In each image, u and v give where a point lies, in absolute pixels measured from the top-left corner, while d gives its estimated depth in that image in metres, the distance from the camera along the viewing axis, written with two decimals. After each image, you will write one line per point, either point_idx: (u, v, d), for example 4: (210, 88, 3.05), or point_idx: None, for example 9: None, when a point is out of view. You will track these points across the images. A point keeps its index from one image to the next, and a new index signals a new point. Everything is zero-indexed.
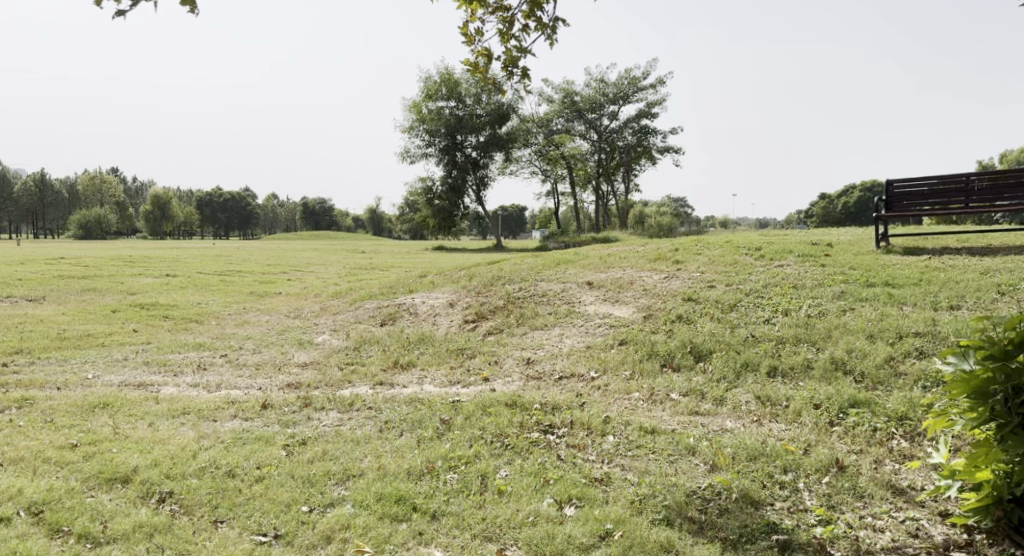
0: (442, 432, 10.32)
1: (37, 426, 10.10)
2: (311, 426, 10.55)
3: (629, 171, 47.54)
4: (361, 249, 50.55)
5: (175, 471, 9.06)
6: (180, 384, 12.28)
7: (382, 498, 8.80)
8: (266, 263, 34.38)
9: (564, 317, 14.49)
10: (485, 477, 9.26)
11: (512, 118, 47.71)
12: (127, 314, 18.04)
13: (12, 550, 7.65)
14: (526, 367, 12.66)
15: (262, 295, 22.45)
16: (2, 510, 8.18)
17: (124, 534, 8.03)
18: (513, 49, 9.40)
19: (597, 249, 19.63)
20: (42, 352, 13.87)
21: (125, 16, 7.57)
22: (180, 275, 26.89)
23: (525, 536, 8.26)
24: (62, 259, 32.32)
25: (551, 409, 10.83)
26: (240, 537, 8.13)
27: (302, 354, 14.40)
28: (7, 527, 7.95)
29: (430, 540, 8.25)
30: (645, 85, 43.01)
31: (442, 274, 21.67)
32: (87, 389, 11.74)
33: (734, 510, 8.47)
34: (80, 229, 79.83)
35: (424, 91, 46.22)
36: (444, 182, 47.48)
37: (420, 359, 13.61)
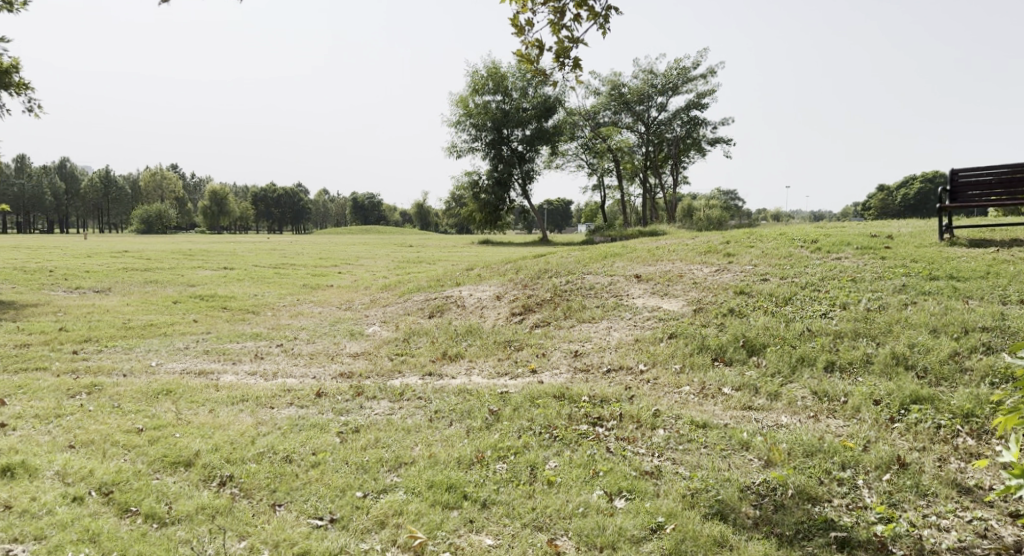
0: (491, 422, 10.36)
1: (105, 410, 10.41)
2: (363, 414, 10.68)
3: (677, 164, 46.84)
4: (411, 245, 47.81)
5: (234, 455, 9.26)
6: (238, 372, 12.53)
7: (433, 485, 8.88)
8: (319, 257, 34.69)
9: (612, 311, 14.40)
10: (535, 468, 9.27)
11: (558, 112, 47.39)
12: (187, 305, 18.50)
13: (85, 528, 7.91)
14: (574, 360, 12.63)
15: (314, 288, 22.77)
16: (75, 490, 8.45)
17: (188, 515, 8.24)
18: (565, 39, 9.31)
19: (645, 242, 19.47)
20: (108, 340, 14.27)
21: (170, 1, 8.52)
22: (237, 267, 27.37)
23: (576, 527, 8.27)
24: (127, 252, 33.28)
25: (600, 402, 10.79)
26: (298, 520, 8.30)
27: (354, 345, 14.58)
28: (80, 506, 8.22)
29: (481, 528, 8.33)
30: (695, 75, 42.25)
31: (490, 267, 21.71)
32: (151, 376, 12.07)
33: (790, 505, 8.37)
34: (142, 223, 81.71)
35: (471, 86, 46.34)
36: (490, 176, 47.59)
37: (468, 351, 13.68)
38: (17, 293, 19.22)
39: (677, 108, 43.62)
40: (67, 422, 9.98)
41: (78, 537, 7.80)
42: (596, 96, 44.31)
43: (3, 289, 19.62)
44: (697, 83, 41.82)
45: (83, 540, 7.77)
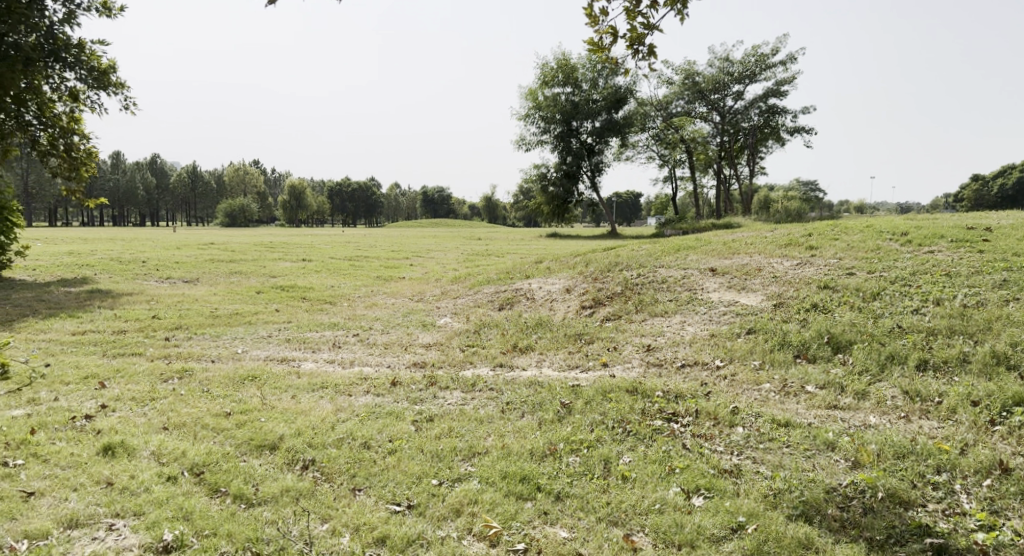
0: (563, 415, 10.27)
1: (195, 395, 10.72)
2: (437, 404, 10.73)
3: (754, 154, 45.57)
4: (485, 245, 40.05)
5: (316, 440, 9.42)
6: (317, 360, 12.79)
7: (507, 476, 8.86)
8: (392, 250, 35.18)
9: (686, 305, 14.12)
10: (608, 462, 9.15)
11: (629, 102, 46.74)
12: (269, 294, 18.98)
13: (179, 506, 8.15)
14: (646, 354, 12.43)
15: (388, 280, 23.05)
16: (169, 469, 8.72)
17: (273, 497, 8.42)
18: (639, 27, 8.89)
19: (721, 235, 19.05)
20: (197, 328, 14.73)
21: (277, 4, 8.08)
22: (315, 259, 27.98)
23: (653, 523, 8.18)
24: (214, 244, 34.37)
25: (675, 398, 10.58)
26: (376, 505, 8.39)
27: (426, 336, 14.67)
28: (174, 485, 8.48)
29: (555, 520, 8.29)
30: (774, 62, 40.99)
31: (559, 260, 21.62)
32: (237, 363, 12.42)
33: (880, 509, 8.13)
34: (226, 217, 84.47)
35: (540, 78, 46.26)
36: (559, 169, 47.42)
37: (539, 344, 13.62)
38: (113, 282, 20.05)
39: (754, 96, 42.38)
40: (160, 405, 10.32)
41: (173, 514, 8.05)
42: (669, 85, 43.52)
43: (101, 278, 20.47)
44: (776, 70, 40.56)
45: (178, 518, 8.02)
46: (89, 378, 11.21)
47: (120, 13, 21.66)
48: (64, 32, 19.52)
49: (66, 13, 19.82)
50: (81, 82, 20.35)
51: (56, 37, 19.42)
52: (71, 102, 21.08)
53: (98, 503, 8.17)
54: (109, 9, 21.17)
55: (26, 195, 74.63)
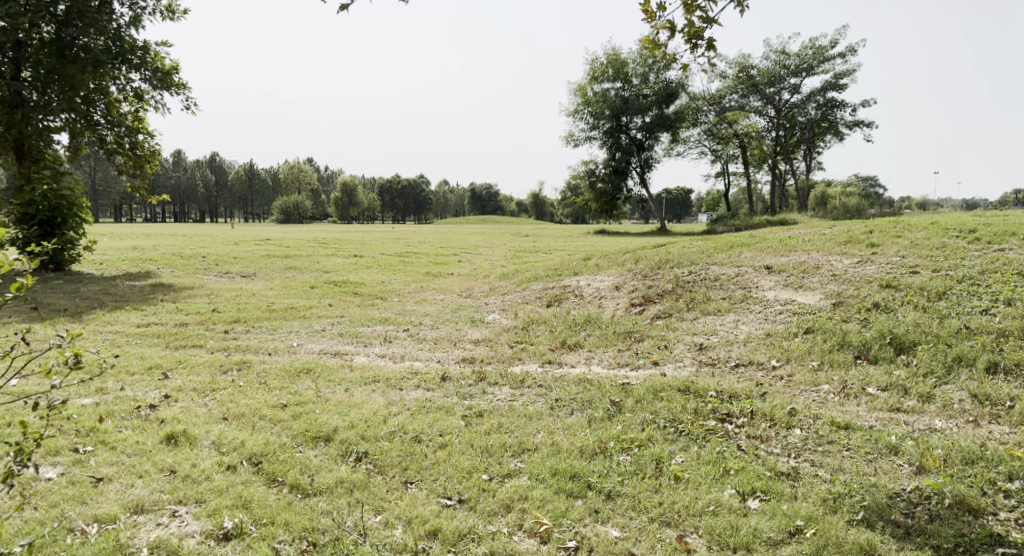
0: (613, 413, 10.16)
1: (253, 386, 10.89)
2: (486, 399, 10.72)
3: (811, 149, 44.45)
4: (538, 245, 37.14)
5: (369, 433, 9.48)
6: (369, 354, 12.87)
7: (557, 473, 8.80)
8: (441, 246, 35.37)
9: (740, 303, 13.87)
10: (660, 462, 9.02)
11: (681, 96, 46.11)
12: (322, 289, 19.22)
13: (238, 494, 8.29)
14: (699, 353, 12.23)
15: (437, 276, 23.14)
16: (229, 459, 8.86)
17: (328, 487, 8.49)
18: (696, 20, 8.67)
19: (777, 231, 18.67)
20: (254, 321, 14.98)
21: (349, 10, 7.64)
22: (366, 255, 28.25)
23: (707, 525, 8.06)
24: (268, 239, 35.00)
25: (729, 398, 10.38)
26: (428, 499, 8.41)
27: (475, 331, 14.68)
28: (233, 474, 8.62)
29: (606, 519, 8.20)
30: (832, 54, 39.98)
31: (608, 257, 21.46)
32: (293, 356, 12.58)
33: (948, 516, 7.96)
34: (280, 213, 86.00)
35: (590, 73, 46.13)
36: (608, 165, 47.12)
37: (588, 341, 13.52)
38: (174, 276, 20.53)
39: (811, 89, 41.33)
40: (220, 396, 10.50)
41: (232, 502, 8.16)
42: (723, 79, 42.80)
43: (163, 272, 20.98)
44: (834, 63, 39.54)
45: (237, 506, 8.13)
46: (153, 369, 11.48)
47: (183, 15, 22.17)
48: (129, 35, 20.05)
49: (132, 17, 20.37)
50: (145, 83, 20.83)
51: (123, 40, 19.99)
52: (136, 102, 21.72)
53: (162, 490, 8.32)
54: (173, 12, 21.64)
55: (92, 191, 77.18)
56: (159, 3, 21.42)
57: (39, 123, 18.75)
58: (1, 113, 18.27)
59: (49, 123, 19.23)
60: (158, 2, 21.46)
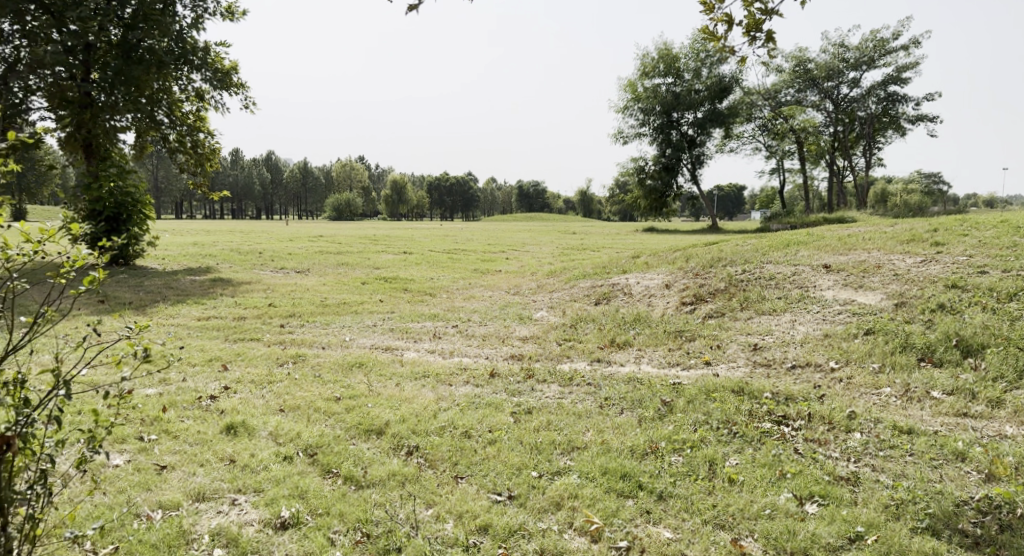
0: (664, 414, 10.02)
1: (308, 379, 11.04)
2: (535, 397, 10.68)
3: (871, 144, 43.17)
4: (591, 245, 35.22)
5: (420, 428, 9.53)
6: (419, 350, 12.93)
7: (607, 472, 8.72)
8: (488, 243, 35.43)
9: (797, 303, 13.58)
10: (714, 464, 8.88)
11: (734, 91, 45.38)
12: (373, 285, 19.41)
13: (294, 485, 8.39)
14: (753, 353, 12.01)
15: (485, 273, 23.18)
16: (285, 449, 8.99)
17: (381, 480, 8.55)
18: (757, 12, 8.46)
19: (835, 229, 18.24)
20: (308, 316, 15.18)
21: (417, 10, 7.67)
22: (415, 252, 28.44)
23: (763, 529, 7.90)
24: (320, 236, 35.44)
25: (785, 400, 10.17)
26: (478, 494, 8.40)
27: (523, 328, 14.65)
28: (290, 465, 8.74)
29: (659, 520, 8.10)
30: (895, 47, 38.83)
31: (658, 254, 21.21)
32: (345, 350, 12.72)
33: (1020, 526, 7.72)
34: (333, 210, 87.31)
35: (641, 69, 45.92)
36: (658, 162, 46.62)
37: (637, 339, 13.38)
38: (233, 272, 20.93)
39: (871, 83, 40.20)
40: (277, 388, 10.67)
41: (289, 492, 8.26)
42: (778, 73, 41.96)
43: (222, 268, 21.41)
44: (896, 56, 38.42)
45: (294, 496, 8.23)
46: (213, 361, 11.71)
47: (243, 16, 22.62)
48: (192, 36, 20.55)
49: (194, 18, 20.85)
50: (206, 83, 21.32)
51: (185, 41, 20.48)
52: (197, 102, 22.26)
53: (222, 479, 8.44)
54: (232, 13, 22.06)
55: (155, 189, 79.48)
56: (220, 5, 21.89)
57: (107, 123, 19.29)
58: (72, 113, 18.83)
59: (116, 123, 19.79)
60: (218, 4, 21.93)
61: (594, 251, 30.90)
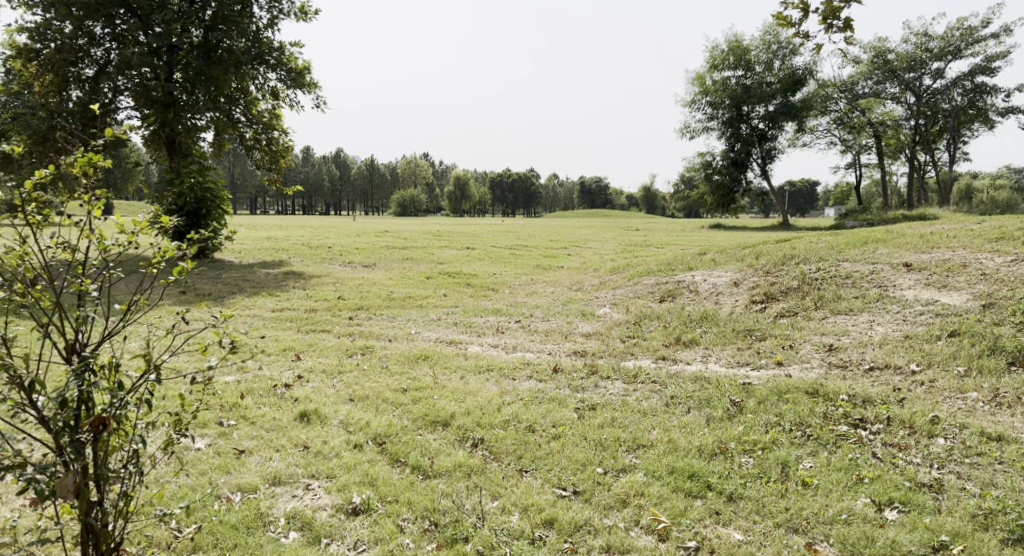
0: (733, 414, 9.82)
1: (376, 370, 11.20)
2: (599, 393, 10.59)
3: (955, 138, 41.31)
4: (656, 245, 32.76)
5: (484, 421, 9.56)
6: (483, 344, 12.96)
7: (675, 471, 8.58)
8: (551, 239, 35.37)
9: (875, 303, 13.13)
10: (787, 466, 8.66)
11: (809, 84, 44.17)
12: (438, 280, 19.56)
13: (363, 472, 8.51)
14: (828, 354, 11.68)
15: (548, 268, 23.15)
16: (355, 438, 9.13)
17: (447, 471, 8.60)
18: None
19: (916, 226, 17.59)
20: (376, 309, 15.39)
21: None
22: (477, 248, 28.57)
23: (839, 534, 7.68)
24: (385, 231, 35.89)
25: (862, 402, 9.85)
26: (543, 488, 8.37)
27: (586, 325, 14.54)
28: (360, 452, 8.88)
29: (728, 521, 7.94)
30: (983, 36, 37.12)
31: (724, 252, 20.82)
32: (412, 343, 12.85)
33: None
34: (397, 207, 88.40)
35: (710, 61, 45.33)
36: (726, 156, 45.84)
37: (704, 338, 13.15)
38: (303, 265, 21.36)
39: (957, 74, 38.52)
40: (347, 378, 10.86)
41: (360, 479, 8.38)
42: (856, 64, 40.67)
43: (293, 261, 21.89)
44: (985, 44, 36.74)
45: (364, 483, 8.34)
46: (287, 350, 11.99)
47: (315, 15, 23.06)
48: (267, 37, 21.17)
49: (270, 19, 21.41)
50: (280, 83, 21.87)
51: (262, 41, 21.13)
52: (272, 100, 22.85)
53: (296, 465, 8.62)
54: (305, 13, 22.49)
55: (231, 184, 82.11)
56: (294, 4, 22.38)
57: (188, 121, 19.93)
58: (156, 112, 19.51)
59: (196, 122, 20.51)
60: (292, 4, 22.42)
61: (658, 249, 30.53)
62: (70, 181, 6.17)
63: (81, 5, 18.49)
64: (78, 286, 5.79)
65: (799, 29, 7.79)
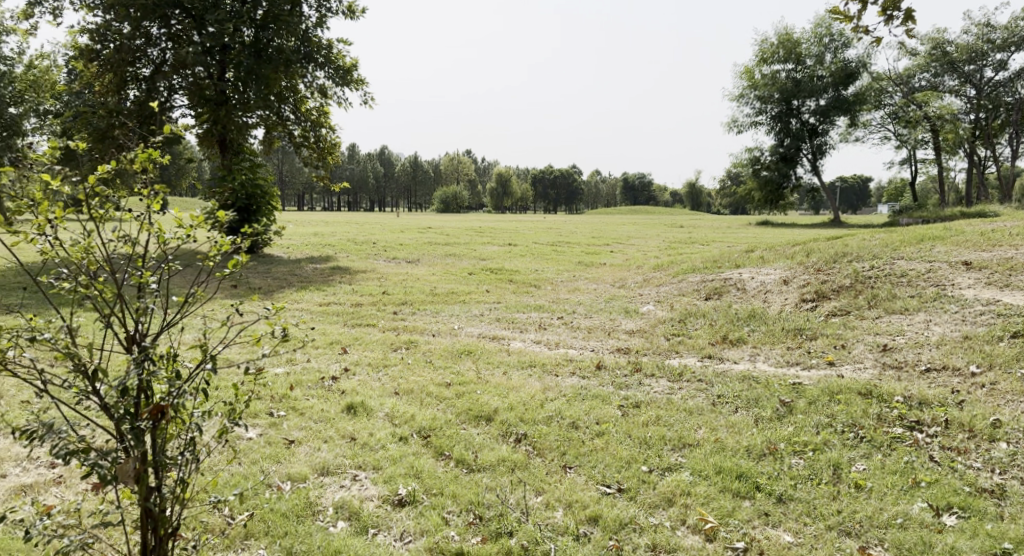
0: (783, 414, 9.64)
1: (420, 364, 11.27)
2: (644, 391, 10.49)
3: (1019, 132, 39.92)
4: (701, 244, 31.71)
5: (528, 416, 9.55)
6: (525, 340, 12.94)
7: (722, 471, 8.46)
8: (594, 236, 35.25)
9: (932, 302, 12.78)
10: (839, 469, 8.47)
11: (862, 77, 43.17)
12: (480, 276, 19.60)
13: (409, 465, 8.55)
14: (881, 354, 11.41)
15: (590, 265, 23.04)
16: (400, 431, 9.18)
17: (491, 465, 8.60)
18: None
19: (974, 224, 17.08)
20: (420, 304, 15.48)
21: None
22: (520, 244, 28.56)
23: (894, 539, 7.48)
24: (427, 228, 36.10)
25: (919, 404, 9.59)
26: (587, 485, 8.31)
27: (630, 322, 14.43)
28: (406, 445, 8.93)
29: (778, 523, 7.78)
30: None
31: (772, 249, 20.49)
32: (455, 338, 12.88)
33: None
34: (440, 203, 88.90)
35: (759, 55, 44.62)
36: (776, 152, 45.11)
37: (751, 337, 12.94)
38: (349, 260, 21.59)
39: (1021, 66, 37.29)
40: (392, 372, 10.94)
41: (405, 471, 8.43)
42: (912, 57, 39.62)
43: (339, 257, 22.14)
44: None
45: (410, 475, 8.38)
46: (333, 343, 12.12)
47: (363, 13, 23.26)
48: (317, 35, 21.46)
49: (319, 17, 21.67)
50: (329, 80, 22.13)
51: (311, 40, 21.43)
52: (320, 98, 23.12)
53: (344, 455, 8.70)
54: (352, 12, 22.68)
55: (280, 181, 83.57)
56: (341, 3, 22.60)
57: (240, 119, 20.27)
58: (209, 111, 19.89)
59: (248, 120, 20.70)
60: (340, 3, 22.65)
61: (701, 246, 30.19)
62: (129, 176, 6.27)
63: (139, 6, 18.89)
64: (138, 278, 5.90)
65: (858, 24, 7.51)
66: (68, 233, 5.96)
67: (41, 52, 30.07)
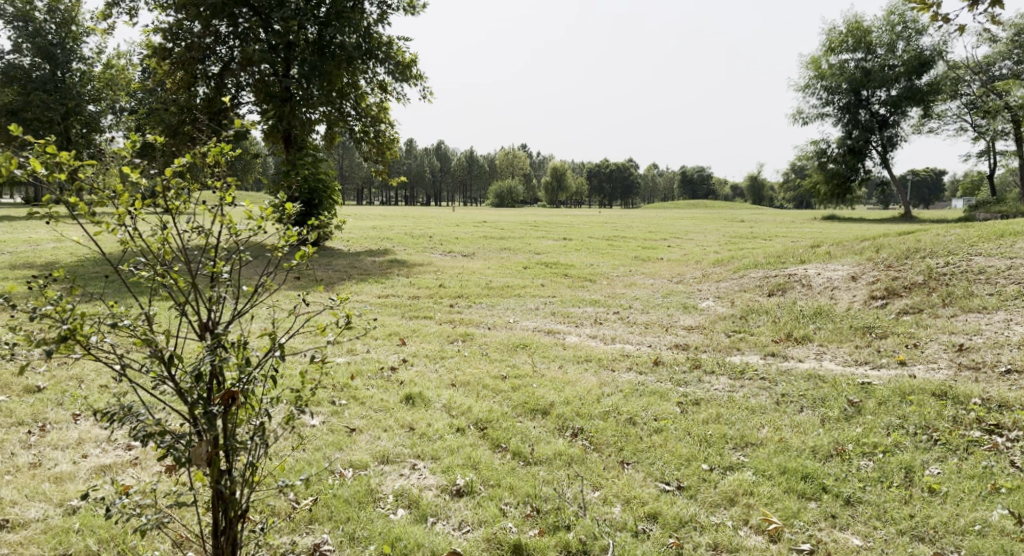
0: (851, 414, 9.33)
1: (477, 356, 11.27)
2: (704, 388, 10.29)
3: None
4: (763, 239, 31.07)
5: (584, 411, 9.45)
6: (581, 335, 12.83)
7: (787, 472, 8.22)
8: (650, 230, 34.84)
9: (1011, 302, 12.22)
10: (911, 472, 8.15)
11: (938, 66, 41.51)
12: (536, 270, 19.52)
13: (467, 456, 8.54)
14: (956, 355, 10.96)
15: (647, 260, 22.75)
16: (457, 422, 9.19)
17: (548, 458, 8.54)
18: None
19: None
20: (475, 297, 15.49)
21: None
22: (575, 238, 28.41)
23: (971, 545, 7.18)
24: (482, 222, 36.18)
25: (997, 407, 9.17)
26: (646, 481, 8.18)
27: (688, 318, 14.18)
28: (463, 436, 8.93)
29: (846, 525, 7.54)
30: None
31: (837, 245, 19.91)
32: (511, 331, 12.85)
33: None
34: (495, 197, 89.09)
35: (826, 45, 43.47)
36: (843, 144, 43.79)
37: (816, 334, 12.58)
38: (407, 253, 21.76)
39: None
40: (448, 363, 10.96)
41: (463, 462, 8.43)
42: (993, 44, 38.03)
43: (397, 250, 22.35)
44: None
45: (468, 466, 8.38)
46: (392, 335, 12.20)
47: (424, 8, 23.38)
48: (378, 32, 21.68)
49: (380, 14, 21.87)
50: (389, 76, 22.32)
51: (372, 37, 21.64)
52: (381, 93, 23.33)
53: (404, 445, 8.75)
54: (413, 7, 22.79)
55: (340, 175, 84.90)
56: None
57: (303, 115, 20.62)
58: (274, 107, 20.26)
59: (310, 116, 21.13)
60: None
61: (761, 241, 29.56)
62: (201, 170, 6.37)
63: (209, 5, 19.33)
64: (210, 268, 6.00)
65: (937, 12, 7.16)
66: (145, 224, 6.07)
67: (116, 51, 31.21)
